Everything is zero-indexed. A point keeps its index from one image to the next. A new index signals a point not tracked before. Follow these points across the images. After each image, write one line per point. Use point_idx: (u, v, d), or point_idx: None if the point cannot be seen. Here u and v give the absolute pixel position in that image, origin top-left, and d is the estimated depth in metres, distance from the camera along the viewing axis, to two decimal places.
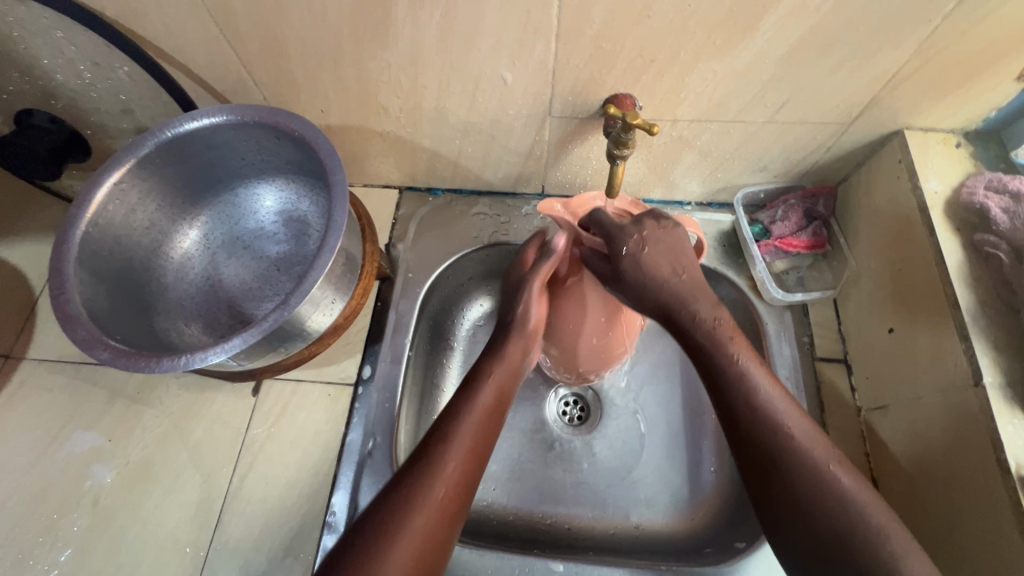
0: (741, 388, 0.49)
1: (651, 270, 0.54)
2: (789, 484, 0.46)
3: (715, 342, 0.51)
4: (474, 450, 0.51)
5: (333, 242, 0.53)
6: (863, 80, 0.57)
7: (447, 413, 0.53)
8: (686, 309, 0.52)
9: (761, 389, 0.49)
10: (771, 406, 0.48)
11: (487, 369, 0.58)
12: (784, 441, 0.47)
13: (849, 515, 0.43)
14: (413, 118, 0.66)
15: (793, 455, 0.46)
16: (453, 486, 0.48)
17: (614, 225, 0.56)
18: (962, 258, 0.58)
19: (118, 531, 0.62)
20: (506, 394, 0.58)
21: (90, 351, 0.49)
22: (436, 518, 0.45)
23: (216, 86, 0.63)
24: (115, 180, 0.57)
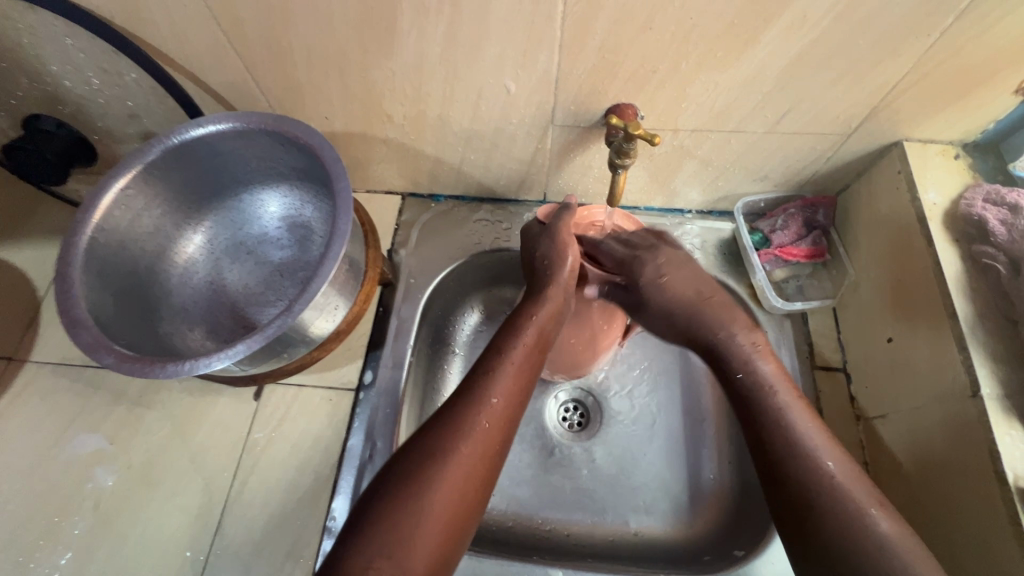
0: (770, 408, 0.49)
1: (674, 294, 0.58)
2: (810, 497, 0.45)
3: (742, 358, 0.53)
4: (491, 438, 0.48)
5: (337, 249, 0.53)
6: (863, 91, 0.57)
7: (469, 386, 0.51)
8: (712, 328, 0.56)
9: (787, 405, 0.49)
10: (797, 421, 0.48)
11: (506, 349, 0.54)
12: (809, 459, 0.46)
13: (874, 539, 0.42)
14: (417, 126, 0.66)
15: (817, 474, 0.45)
16: (468, 479, 0.45)
17: (627, 257, 0.60)
18: (960, 269, 0.58)
19: (119, 534, 0.63)
20: (530, 370, 0.55)
21: (95, 356, 0.49)
22: (449, 514, 0.43)
23: (223, 93, 0.63)
24: (123, 184, 0.57)
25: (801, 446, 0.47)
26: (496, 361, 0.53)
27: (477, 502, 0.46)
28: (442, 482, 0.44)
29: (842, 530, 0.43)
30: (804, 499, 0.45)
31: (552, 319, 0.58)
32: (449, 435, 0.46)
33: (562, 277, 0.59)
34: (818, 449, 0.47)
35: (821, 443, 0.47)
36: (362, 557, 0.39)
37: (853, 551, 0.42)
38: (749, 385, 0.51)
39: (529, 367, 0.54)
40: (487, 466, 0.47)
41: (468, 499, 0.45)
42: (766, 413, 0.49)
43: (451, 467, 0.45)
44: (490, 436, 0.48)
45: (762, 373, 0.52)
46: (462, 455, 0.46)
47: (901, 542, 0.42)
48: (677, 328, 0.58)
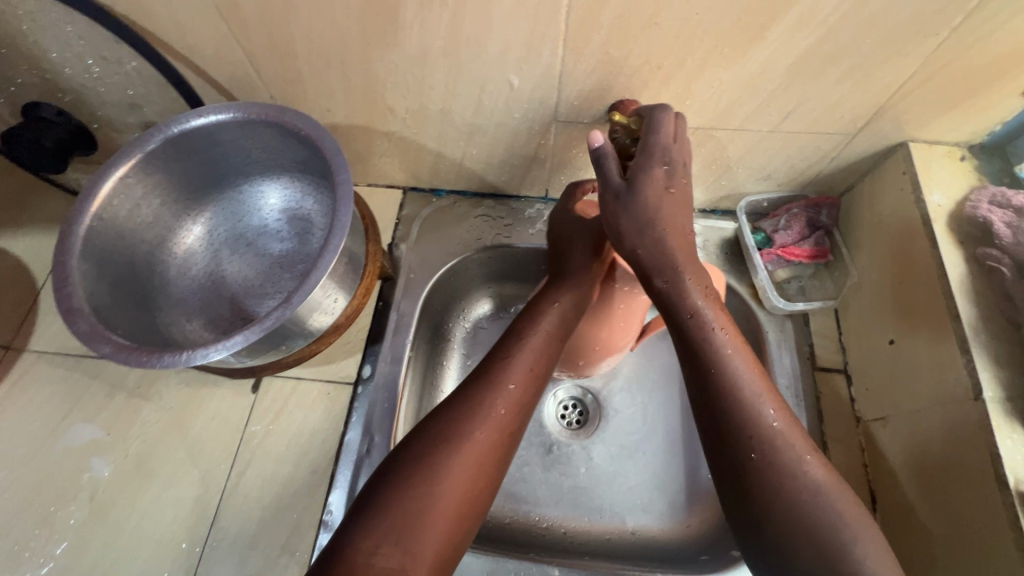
0: (710, 357, 0.48)
1: (657, 203, 0.52)
2: (741, 450, 0.45)
3: (679, 289, 0.50)
4: (507, 426, 0.51)
5: (336, 242, 0.53)
6: (870, 91, 0.57)
7: (482, 377, 0.53)
8: (667, 267, 0.51)
9: (734, 368, 0.48)
10: (732, 371, 0.48)
11: (527, 335, 0.56)
12: (741, 409, 0.46)
13: (795, 487, 0.43)
14: (419, 119, 0.66)
15: (748, 425, 0.46)
16: (481, 463, 0.48)
17: (655, 146, 0.51)
18: (964, 271, 0.58)
19: (114, 525, 0.62)
20: (549, 357, 0.56)
21: (91, 345, 0.49)
22: (461, 501, 0.46)
23: (224, 83, 0.63)
24: (122, 173, 0.57)
25: (735, 398, 0.47)
26: (518, 347, 0.56)
27: (491, 485, 0.49)
28: (452, 471, 0.47)
29: (765, 481, 0.44)
30: (734, 449, 0.45)
31: (575, 309, 0.58)
32: (465, 425, 0.49)
33: (590, 268, 0.58)
34: (750, 397, 0.47)
35: (755, 391, 0.47)
36: (370, 542, 0.43)
37: (770, 496, 0.44)
38: (693, 332, 0.49)
39: (548, 354, 0.56)
40: (501, 450, 0.50)
41: (481, 484, 0.48)
42: (705, 362, 0.48)
43: (466, 455, 0.48)
44: (506, 423, 0.51)
45: (705, 319, 0.50)
46: (477, 443, 0.49)
47: (822, 488, 0.44)
48: (641, 240, 0.52)
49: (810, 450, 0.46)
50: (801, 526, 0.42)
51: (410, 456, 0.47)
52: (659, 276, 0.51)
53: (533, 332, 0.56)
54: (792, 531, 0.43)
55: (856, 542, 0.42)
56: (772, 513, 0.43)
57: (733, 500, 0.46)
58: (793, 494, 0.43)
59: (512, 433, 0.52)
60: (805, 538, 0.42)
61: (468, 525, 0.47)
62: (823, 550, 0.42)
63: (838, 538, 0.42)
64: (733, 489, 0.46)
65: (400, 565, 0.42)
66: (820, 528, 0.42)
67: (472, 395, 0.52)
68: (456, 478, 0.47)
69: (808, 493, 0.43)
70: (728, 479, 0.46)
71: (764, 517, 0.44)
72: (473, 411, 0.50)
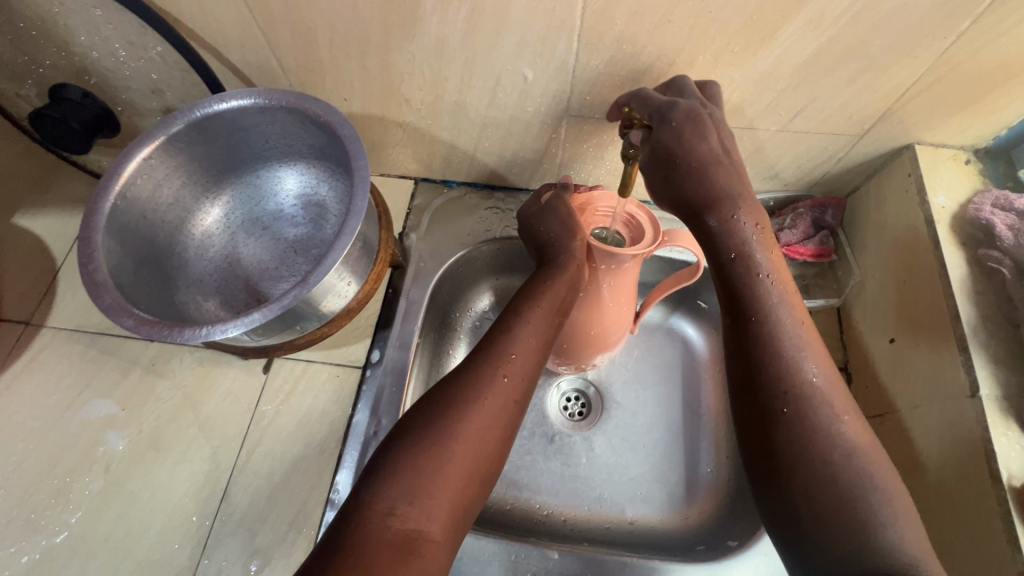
0: (754, 301, 0.52)
1: (677, 144, 0.53)
2: (774, 402, 0.48)
3: (732, 235, 0.53)
4: (511, 395, 0.54)
5: (353, 226, 0.54)
6: (878, 93, 0.58)
7: (491, 354, 0.56)
8: (717, 210, 0.54)
9: (782, 319, 0.51)
10: (776, 317, 0.51)
11: (523, 312, 0.60)
12: (779, 356, 0.49)
13: (824, 442, 0.45)
14: (434, 110, 0.67)
15: (786, 376, 0.48)
16: (487, 431, 0.51)
17: (655, 101, 0.54)
18: (965, 272, 0.59)
19: (128, 496, 0.64)
20: (547, 331, 0.60)
21: (114, 317, 0.50)
22: (468, 465, 0.49)
23: (245, 69, 0.64)
24: (146, 153, 0.59)
25: (775, 345, 0.50)
26: (516, 323, 0.59)
27: (499, 451, 0.52)
28: (462, 437, 0.50)
29: (793, 434, 0.46)
30: (767, 395, 0.48)
31: (568, 289, 0.61)
32: (469, 392, 0.53)
33: (573, 250, 0.62)
34: (791, 346, 0.49)
35: (797, 342, 0.50)
36: (382, 504, 0.45)
37: (797, 451, 0.46)
38: (739, 275, 0.53)
39: (545, 330, 0.60)
40: (507, 417, 0.53)
41: (489, 451, 0.51)
42: (747, 306, 0.52)
43: (473, 421, 0.51)
44: (510, 392, 0.54)
45: (754, 263, 0.53)
46: (483, 408, 0.52)
47: (851, 449, 0.45)
48: (683, 184, 0.54)
49: (847, 410, 0.47)
50: (829, 485, 0.44)
51: (422, 422, 0.51)
52: (713, 217, 0.54)
53: (530, 311, 0.60)
54: (818, 492, 0.44)
55: (883, 507, 0.43)
56: (796, 468, 0.45)
57: (760, 453, 0.48)
58: (821, 451, 0.45)
59: (517, 401, 0.55)
60: (829, 497, 0.43)
61: (477, 492, 0.50)
62: (848, 506, 0.43)
63: (862, 499, 0.43)
64: (763, 444, 0.48)
65: (414, 526, 0.45)
66: (847, 487, 0.44)
67: (476, 369, 0.55)
68: (464, 444, 0.49)
69: (841, 452, 0.45)
70: (759, 430, 0.48)
71: (789, 473, 0.46)
72: (478, 382, 0.53)
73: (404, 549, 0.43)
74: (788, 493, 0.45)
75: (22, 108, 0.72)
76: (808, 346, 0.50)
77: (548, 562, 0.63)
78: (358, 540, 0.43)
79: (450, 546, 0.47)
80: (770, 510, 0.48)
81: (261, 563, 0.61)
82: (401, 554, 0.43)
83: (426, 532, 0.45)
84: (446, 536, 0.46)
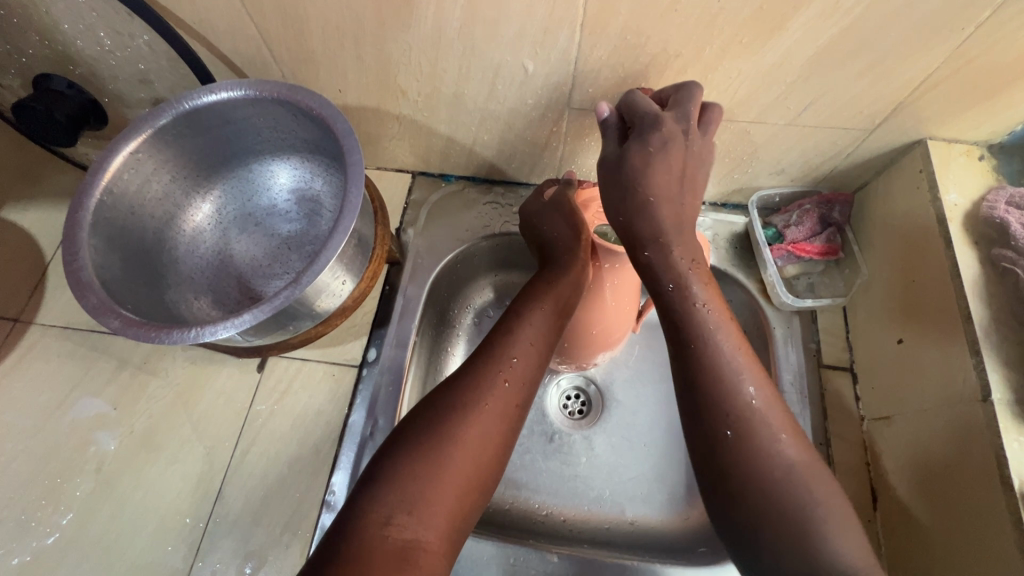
0: (688, 330, 0.50)
1: (643, 170, 0.52)
2: (715, 426, 0.46)
3: (666, 263, 0.52)
4: (512, 398, 0.53)
5: (347, 223, 0.52)
6: (890, 86, 0.56)
7: (493, 355, 0.55)
8: (653, 239, 0.52)
9: (717, 343, 0.49)
10: (712, 344, 0.49)
11: (526, 314, 0.59)
12: (714, 383, 0.47)
13: (766, 463, 0.44)
14: (431, 102, 0.65)
15: (725, 400, 0.47)
16: (489, 437, 0.50)
17: (644, 111, 0.52)
18: (978, 272, 0.57)
19: (121, 497, 0.63)
20: (550, 333, 0.59)
21: (100, 318, 0.49)
22: (469, 473, 0.48)
23: (236, 60, 0.62)
24: (132, 147, 0.57)
25: (713, 372, 0.48)
26: (518, 325, 0.58)
27: (499, 457, 0.51)
28: (461, 444, 0.48)
29: (734, 455, 0.45)
30: (706, 420, 0.47)
31: (572, 289, 0.60)
32: (468, 397, 0.51)
33: (578, 248, 0.62)
34: (728, 372, 0.48)
35: (735, 367, 0.48)
36: (380, 513, 0.44)
37: (740, 473, 0.44)
38: (675, 304, 0.51)
39: (548, 331, 0.59)
40: (510, 421, 0.52)
41: (489, 457, 0.50)
42: (683, 335, 0.50)
43: (472, 427, 0.50)
44: (513, 395, 0.53)
45: (691, 293, 0.51)
46: (483, 413, 0.51)
47: (794, 467, 0.44)
48: (624, 214, 0.53)
49: (788, 429, 0.46)
50: (773, 505, 0.43)
51: (421, 427, 0.49)
52: (648, 248, 0.52)
53: (532, 312, 0.59)
54: (763, 512, 0.43)
55: (827, 525, 0.42)
56: (743, 488, 0.44)
57: (706, 476, 0.47)
58: (763, 473, 0.44)
59: (518, 406, 0.54)
60: (774, 515, 0.43)
61: (476, 499, 0.49)
62: (802, 527, 0.42)
63: (810, 518, 0.42)
64: (708, 469, 0.46)
65: (412, 535, 0.43)
66: (790, 506, 0.43)
67: (476, 372, 0.53)
68: (463, 450, 0.48)
69: (783, 472, 0.44)
70: (703, 455, 0.47)
71: (734, 493, 0.45)
72: (478, 385, 0.52)
73: (402, 559, 0.42)
74: (737, 513, 0.44)
75: (7, 99, 0.70)
76: (744, 369, 0.48)
77: (547, 564, 0.62)
78: (354, 550, 0.42)
79: (449, 555, 0.45)
80: (721, 531, 0.46)
81: (255, 566, 0.60)
82: (397, 564, 0.42)
83: (424, 543, 0.44)
84: (446, 545, 0.45)
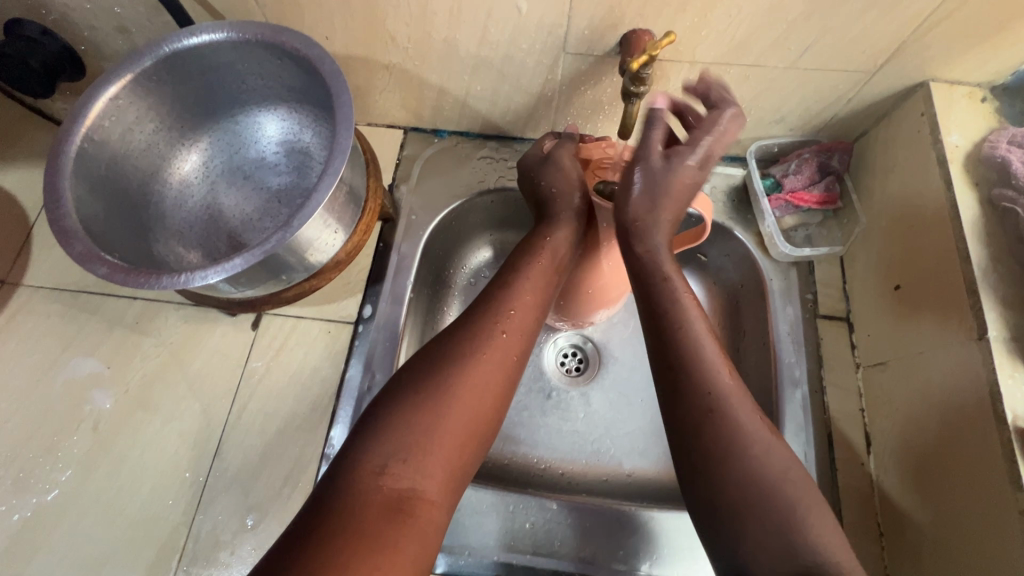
0: (674, 316, 0.51)
1: (665, 188, 0.56)
2: (697, 412, 0.46)
3: (653, 260, 0.54)
4: (510, 348, 0.53)
5: (337, 165, 0.51)
6: (893, 24, 0.54)
7: (491, 306, 0.55)
8: (645, 240, 0.55)
9: (696, 334, 0.50)
10: (695, 333, 0.50)
11: (522, 267, 0.58)
12: (697, 365, 0.48)
13: (746, 445, 0.44)
14: (422, 49, 0.63)
15: (704, 384, 0.47)
16: (485, 390, 0.50)
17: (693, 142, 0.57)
18: (977, 214, 0.57)
19: (119, 454, 0.63)
20: (547, 287, 0.58)
21: (86, 265, 0.47)
22: (465, 426, 0.48)
23: (216, 3, 0.60)
24: (113, 93, 0.54)
25: (696, 359, 0.48)
26: (514, 277, 0.57)
27: (498, 408, 0.51)
28: (453, 402, 0.48)
29: (718, 434, 0.45)
30: (688, 406, 0.46)
31: (569, 243, 0.60)
32: (463, 350, 0.51)
33: (575, 202, 0.61)
34: (709, 359, 0.48)
35: (713, 355, 0.49)
36: (377, 463, 0.44)
37: (721, 458, 0.44)
38: (660, 296, 0.52)
39: (546, 285, 0.58)
40: (508, 374, 0.52)
41: (486, 410, 0.50)
42: (669, 321, 0.51)
43: (468, 381, 0.49)
44: (511, 346, 0.53)
45: (674, 286, 0.53)
46: (481, 364, 0.50)
47: (766, 447, 0.44)
48: (635, 216, 0.56)
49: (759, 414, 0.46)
50: (752, 487, 0.43)
51: (413, 378, 0.49)
52: (639, 245, 0.55)
53: (529, 265, 0.58)
54: (742, 495, 0.43)
55: (802, 505, 0.42)
56: (718, 469, 0.44)
57: (684, 465, 0.46)
58: (745, 457, 0.44)
59: (517, 358, 0.53)
60: (756, 497, 0.42)
61: (475, 451, 0.49)
62: (771, 505, 0.42)
63: (784, 496, 0.42)
64: (688, 459, 0.46)
65: (408, 485, 0.44)
66: (769, 485, 0.43)
67: (472, 325, 0.53)
68: (462, 403, 0.48)
69: (762, 454, 0.44)
70: (681, 442, 0.46)
71: (715, 478, 0.44)
72: (475, 337, 0.52)
73: (396, 509, 0.42)
74: (715, 498, 0.44)
75: None
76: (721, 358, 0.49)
77: (547, 512, 0.62)
78: (348, 500, 0.42)
79: (446, 506, 0.46)
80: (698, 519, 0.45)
81: (257, 518, 0.60)
82: (395, 514, 0.42)
83: (422, 491, 0.44)
84: (444, 495, 0.45)
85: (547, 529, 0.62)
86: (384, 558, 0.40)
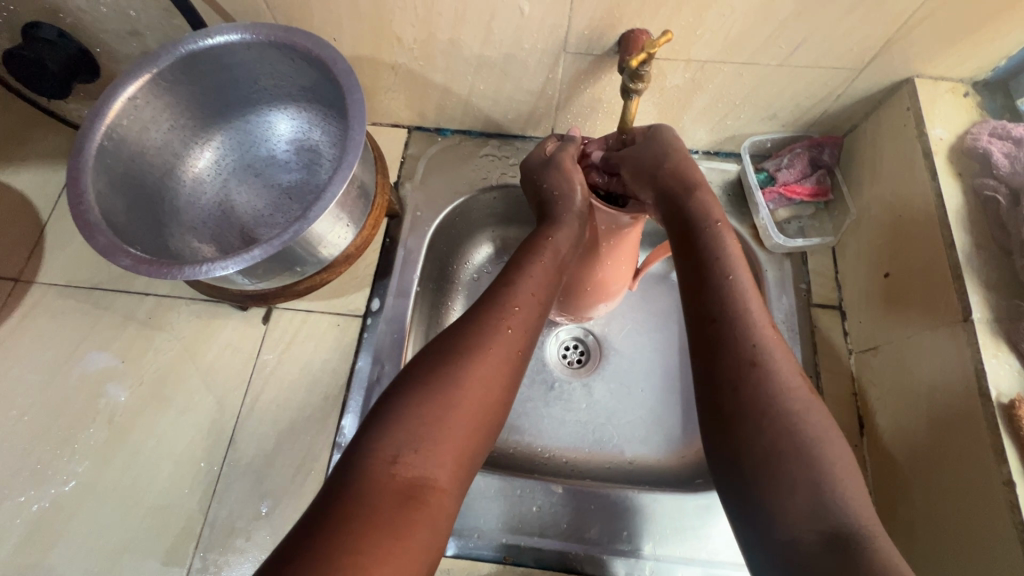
0: (720, 268, 0.51)
1: (664, 156, 0.58)
2: (737, 362, 0.46)
3: (699, 211, 0.55)
4: (514, 340, 0.54)
5: (350, 160, 0.53)
6: (878, 22, 0.57)
7: (495, 301, 0.56)
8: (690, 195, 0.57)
9: (742, 284, 0.50)
10: (739, 283, 0.50)
11: (525, 266, 0.60)
12: (739, 315, 0.48)
13: (784, 401, 0.44)
14: (427, 50, 0.65)
15: (747, 334, 0.47)
16: (492, 380, 0.52)
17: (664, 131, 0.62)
18: (961, 202, 0.60)
19: (134, 445, 0.64)
20: (550, 282, 0.60)
21: (111, 257, 0.49)
22: (473, 415, 0.50)
23: (228, 6, 0.62)
24: (132, 91, 0.56)
25: (739, 310, 0.49)
26: (518, 275, 0.59)
27: (504, 397, 0.53)
28: (461, 391, 0.50)
29: (758, 387, 0.45)
30: (729, 357, 0.47)
31: (570, 245, 0.61)
32: (476, 338, 0.53)
33: (577, 205, 0.61)
34: (751, 309, 0.49)
35: (755, 307, 0.49)
36: (388, 451, 0.46)
37: (758, 410, 0.44)
38: (704, 245, 0.53)
39: (547, 282, 0.60)
40: (513, 366, 0.54)
41: (492, 400, 0.52)
42: (715, 273, 0.51)
43: (476, 372, 0.51)
44: (515, 341, 0.55)
45: (720, 237, 0.53)
46: (487, 357, 0.52)
47: (806, 405, 0.44)
48: (665, 172, 0.58)
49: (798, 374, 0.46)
50: (788, 441, 0.43)
51: (425, 367, 0.51)
52: (682, 197, 0.56)
53: (532, 264, 0.59)
54: (776, 450, 0.43)
55: (834, 463, 0.42)
56: (753, 424, 0.44)
57: (719, 419, 0.46)
58: (782, 412, 0.44)
59: (520, 351, 0.55)
60: (791, 455, 0.42)
61: (482, 439, 0.51)
62: (806, 462, 0.42)
63: (813, 455, 0.42)
64: (724, 413, 0.46)
65: (420, 473, 0.45)
66: (803, 439, 0.43)
67: (480, 318, 0.55)
68: (470, 391, 0.50)
69: (797, 408, 0.44)
70: (718, 395, 0.47)
71: (746, 434, 0.44)
72: (482, 329, 0.54)
73: (407, 495, 0.44)
74: (746, 454, 0.44)
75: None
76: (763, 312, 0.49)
77: (552, 496, 0.64)
78: (364, 485, 0.44)
79: (454, 492, 0.48)
80: (725, 480, 0.45)
81: (271, 505, 0.62)
82: (407, 497, 0.44)
83: (430, 477, 0.46)
84: (453, 481, 0.47)
85: (552, 513, 0.64)
86: (401, 536, 0.42)
